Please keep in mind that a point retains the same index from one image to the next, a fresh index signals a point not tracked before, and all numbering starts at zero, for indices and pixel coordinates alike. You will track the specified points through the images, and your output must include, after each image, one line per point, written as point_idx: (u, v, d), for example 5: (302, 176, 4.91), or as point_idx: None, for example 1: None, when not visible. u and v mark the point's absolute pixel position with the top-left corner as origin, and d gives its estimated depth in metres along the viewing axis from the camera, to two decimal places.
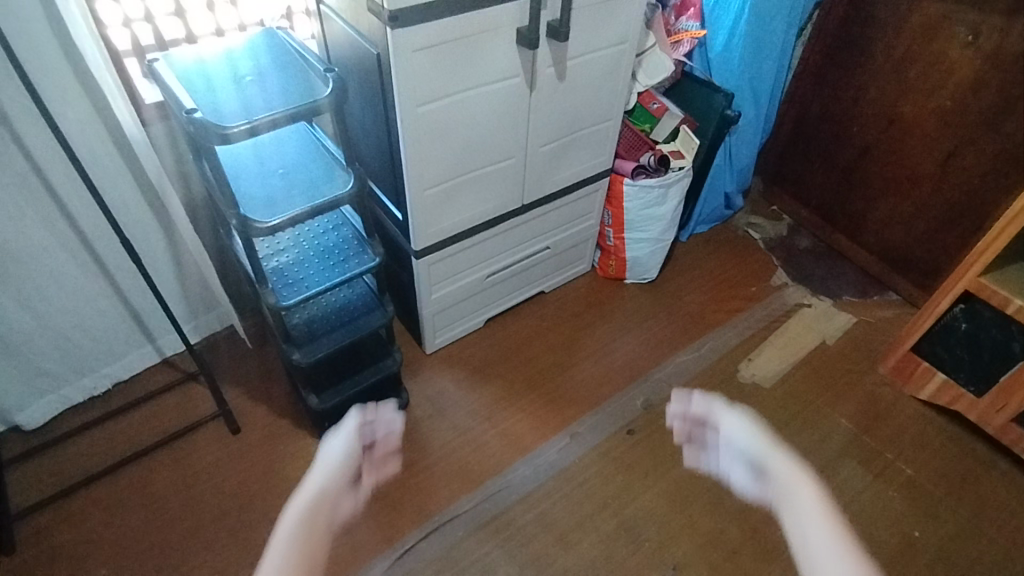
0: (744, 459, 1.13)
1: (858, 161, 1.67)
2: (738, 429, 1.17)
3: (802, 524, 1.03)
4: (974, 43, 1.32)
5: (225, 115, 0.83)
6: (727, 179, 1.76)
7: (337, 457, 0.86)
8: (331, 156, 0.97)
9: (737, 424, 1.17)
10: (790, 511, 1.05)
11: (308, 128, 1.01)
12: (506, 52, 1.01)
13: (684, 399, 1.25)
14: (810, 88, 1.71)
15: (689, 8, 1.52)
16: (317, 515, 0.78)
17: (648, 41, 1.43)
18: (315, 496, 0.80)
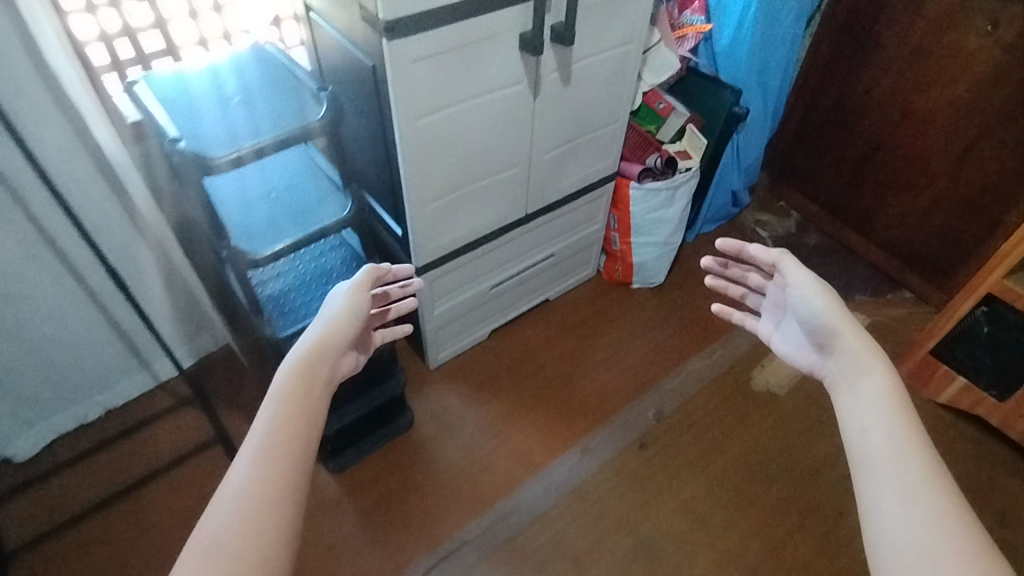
0: (796, 335, 0.86)
1: (869, 156, 1.62)
2: (811, 283, 0.81)
3: (871, 406, 0.69)
4: (993, 32, 1.27)
5: (211, 141, 0.78)
6: (734, 177, 1.71)
7: (343, 311, 0.74)
8: (326, 178, 0.92)
9: (812, 282, 0.81)
10: (863, 389, 0.71)
11: (305, 148, 0.96)
12: (509, 59, 0.96)
13: (725, 244, 0.92)
14: (818, 81, 1.65)
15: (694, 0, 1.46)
16: (311, 371, 0.66)
17: (654, 38, 1.37)
18: (316, 350, 0.68)
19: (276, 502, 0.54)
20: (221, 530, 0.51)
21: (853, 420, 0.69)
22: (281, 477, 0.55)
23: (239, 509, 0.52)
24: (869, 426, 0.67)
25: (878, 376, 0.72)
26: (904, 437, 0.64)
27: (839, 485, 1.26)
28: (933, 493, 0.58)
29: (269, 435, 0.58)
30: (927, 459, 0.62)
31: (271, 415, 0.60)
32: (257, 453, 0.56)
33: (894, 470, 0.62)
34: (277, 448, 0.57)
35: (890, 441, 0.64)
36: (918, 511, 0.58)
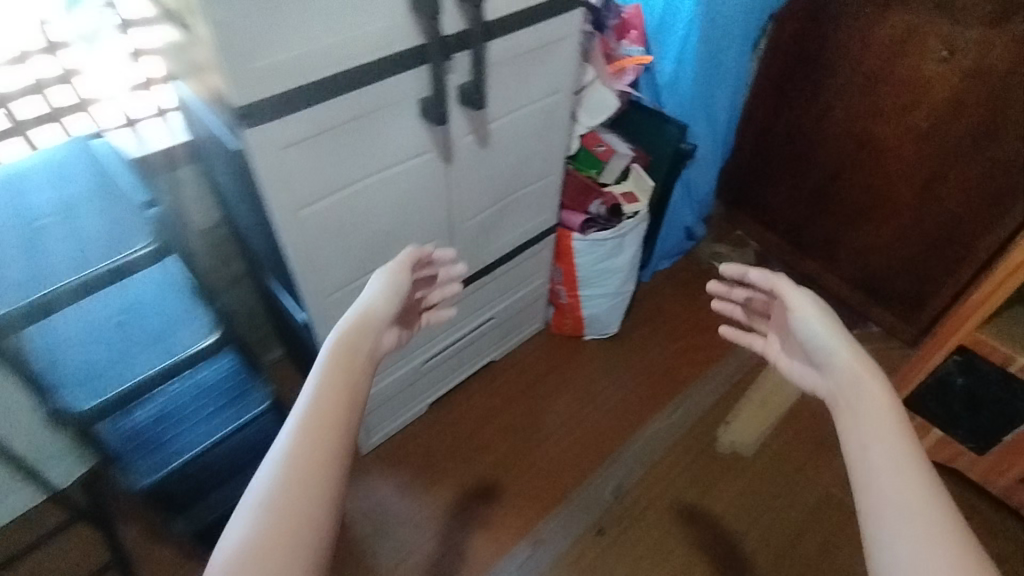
0: (800, 358, 0.72)
1: (826, 185, 1.52)
2: (806, 302, 0.71)
3: (871, 428, 0.58)
4: (950, 59, 1.18)
5: (34, 277, 0.65)
6: (687, 213, 1.60)
7: (385, 288, 0.70)
8: (191, 293, 0.78)
9: (807, 301, 0.70)
10: (863, 409, 0.60)
11: (165, 267, 0.81)
12: (409, 129, 0.81)
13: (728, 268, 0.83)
14: (769, 108, 1.56)
15: (631, 30, 1.35)
16: (352, 352, 0.61)
17: (587, 76, 1.26)
18: (359, 325, 0.65)
19: (310, 487, 0.51)
20: (249, 513, 0.49)
21: (856, 427, 0.59)
22: (314, 467, 0.52)
23: (273, 492, 0.50)
24: (876, 445, 0.56)
25: (877, 402, 0.60)
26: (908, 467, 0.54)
27: (816, 561, 1.15)
28: (940, 532, 0.49)
29: (309, 416, 0.54)
30: (933, 495, 0.52)
31: (315, 392, 0.56)
32: (293, 433, 0.53)
33: (899, 504, 0.52)
34: (311, 430, 0.53)
35: (897, 470, 0.54)
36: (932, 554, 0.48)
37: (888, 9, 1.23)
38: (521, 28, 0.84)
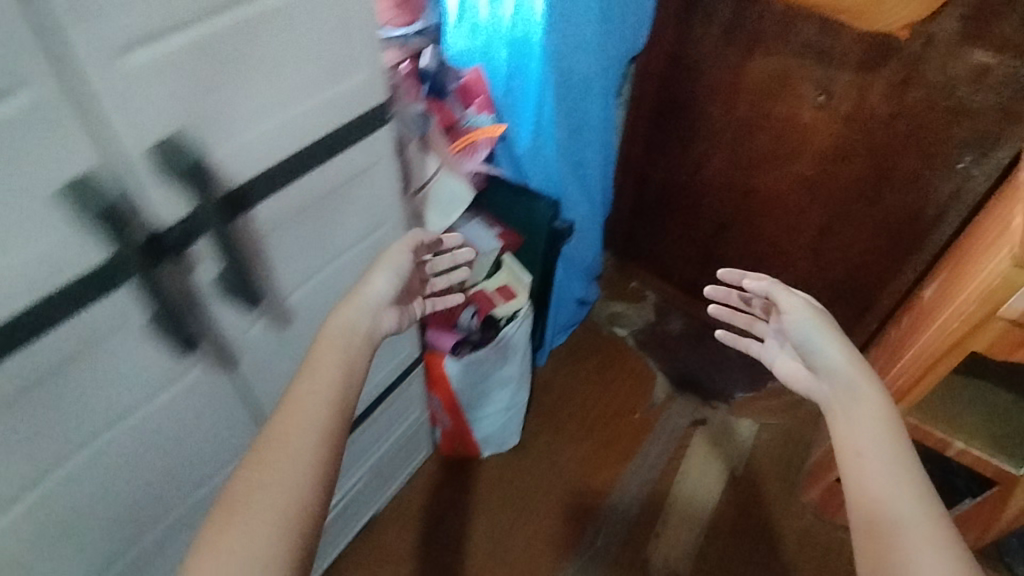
0: (796, 361, 0.78)
1: (716, 234, 1.39)
2: (811, 312, 0.77)
3: (866, 418, 0.66)
4: (827, 104, 1.06)
5: None
6: (575, 284, 1.41)
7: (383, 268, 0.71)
8: None
9: (807, 309, 0.77)
10: (858, 414, 0.66)
11: None
12: (140, 359, 0.55)
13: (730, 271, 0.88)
14: (644, 157, 1.40)
15: (477, 96, 1.12)
16: (342, 341, 0.63)
17: (428, 169, 1.02)
18: (360, 303, 0.67)
19: (282, 473, 0.52)
20: (225, 498, 0.51)
21: (842, 398, 0.69)
22: (293, 467, 0.52)
23: (247, 476, 0.52)
24: (863, 423, 0.65)
25: (865, 392, 0.68)
26: (890, 453, 0.62)
27: None
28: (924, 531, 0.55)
29: (289, 407, 0.56)
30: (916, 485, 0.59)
31: (297, 386, 0.58)
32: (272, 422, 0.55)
33: (881, 483, 0.60)
34: (291, 423, 0.55)
35: (878, 451, 0.62)
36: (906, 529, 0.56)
37: (752, 51, 1.09)
38: (287, 185, 0.59)
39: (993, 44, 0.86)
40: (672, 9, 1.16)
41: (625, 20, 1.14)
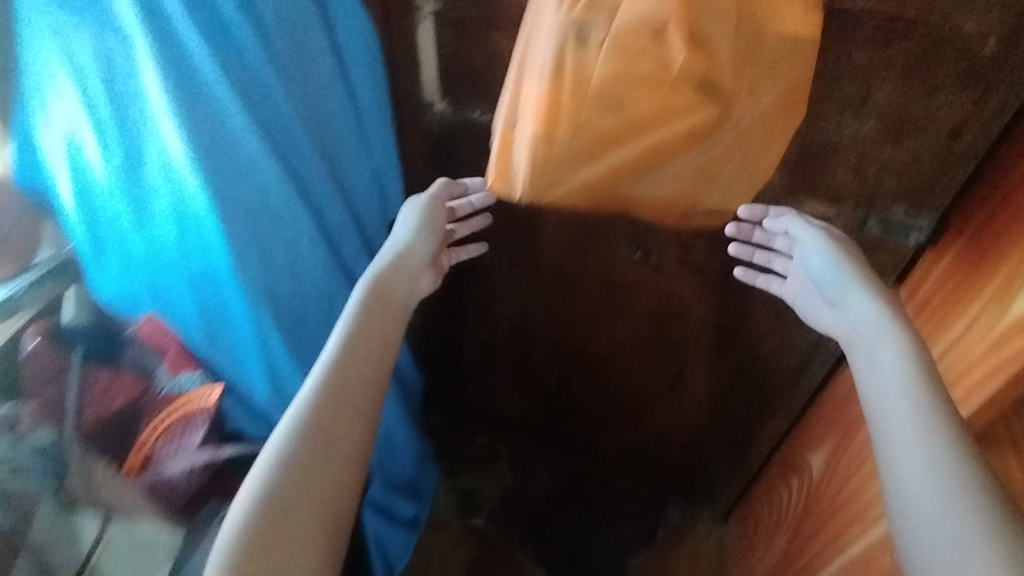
0: (817, 293, 0.62)
1: (558, 390, 1.13)
2: (828, 247, 0.60)
3: (891, 364, 0.49)
4: (648, 260, 0.83)
5: None
6: (403, 504, 1.03)
7: (418, 227, 0.69)
8: None
9: (825, 241, 0.61)
10: (876, 356, 0.51)
11: None
12: None
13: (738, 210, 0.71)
14: (448, 319, 1.10)
15: (165, 347, 0.76)
16: (379, 308, 0.60)
17: (82, 540, 0.64)
18: (399, 262, 0.65)
19: (333, 445, 0.49)
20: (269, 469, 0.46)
21: (859, 339, 0.54)
22: (336, 447, 0.49)
23: (292, 448, 0.48)
24: (888, 360, 0.50)
25: (889, 336, 0.51)
26: (920, 396, 0.46)
27: None
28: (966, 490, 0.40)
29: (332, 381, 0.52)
30: (962, 433, 0.44)
31: (338, 355, 0.55)
32: (315, 393, 0.51)
33: (910, 427, 0.45)
34: (333, 397, 0.51)
35: (902, 391, 0.47)
36: (937, 485, 0.41)
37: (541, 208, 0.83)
38: None
39: (825, 195, 0.66)
40: (425, 164, 0.86)
41: (365, 197, 0.80)
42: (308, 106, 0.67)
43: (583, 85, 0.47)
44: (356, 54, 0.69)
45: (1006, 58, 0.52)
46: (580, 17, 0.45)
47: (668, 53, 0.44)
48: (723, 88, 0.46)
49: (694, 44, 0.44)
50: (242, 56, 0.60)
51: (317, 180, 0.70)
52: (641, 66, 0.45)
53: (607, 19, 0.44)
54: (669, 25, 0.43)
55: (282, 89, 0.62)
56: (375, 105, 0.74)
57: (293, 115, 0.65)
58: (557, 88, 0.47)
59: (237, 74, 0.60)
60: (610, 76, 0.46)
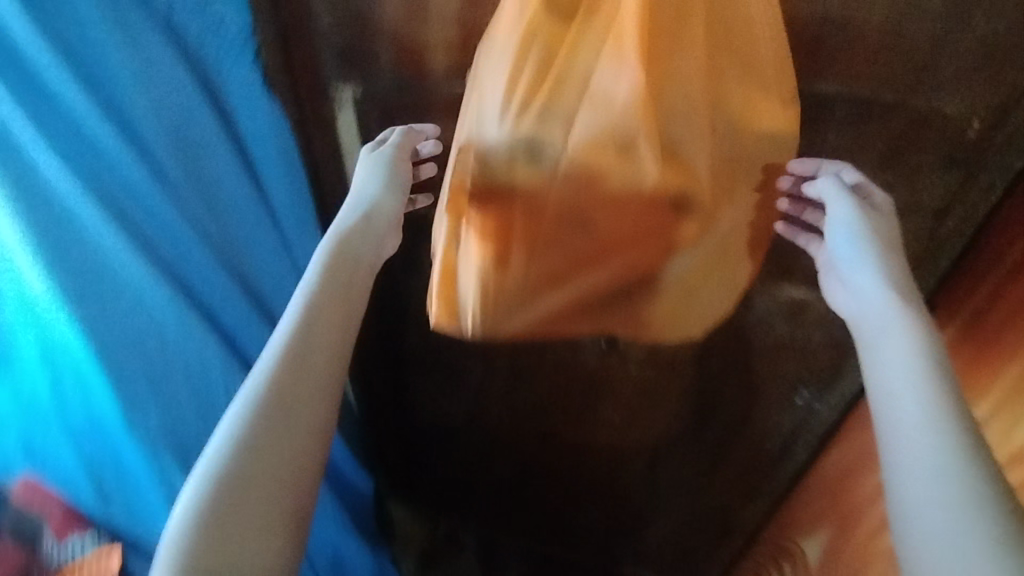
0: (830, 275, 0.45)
1: (523, 480, 1.02)
2: (863, 215, 0.43)
3: (901, 362, 0.35)
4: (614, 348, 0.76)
5: None
6: None
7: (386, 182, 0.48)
8: None
9: (854, 200, 0.44)
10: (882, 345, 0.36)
11: None
12: None
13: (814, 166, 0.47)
14: (397, 414, 0.99)
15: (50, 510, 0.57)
16: (351, 265, 0.43)
17: None
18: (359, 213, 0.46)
19: (292, 441, 0.35)
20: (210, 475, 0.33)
21: (866, 319, 0.39)
22: (296, 437, 0.35)
23: (248, 437, 0.34)
24: (896, 343, 0.36)
25: (903, 328, 0.36)
26: (930, 393, 0.33)
27: None
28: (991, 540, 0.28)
29: (293, 352, 0.38)
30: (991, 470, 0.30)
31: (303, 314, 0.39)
32: (272, 371, 0.37)
33: (916, 441, 0.32)
34: (297, 379, 0.37)
35: (907, 385, 0.34)
36: (936, 526, 0.29)
37: None
38: None
39: (804, 279, 0.61)
40: None
41: None
42: (210, 215, 0.57)
43: (537, 206, 0.39)
44: (270, 155, 0.59)
45: (992, 141, 0.47)
46: (529, 132, 0.37)
47: (639, 169, 0.37)
48: (702, 202, 0.40)
49: (663, 157, 0.37)
50: (110, 163, 0.50)
51: (226, 299, 0.60)
52: (606, 185, 0.38)
53: (563, 133, 0.37)
54: (639, 138, 0.36)
55: (169, 201, 0.53)
56: (299, 212, 0.64)
57: (188, 230, 0.54)
58: (505, 211, 0.40)
59: (106, 184, 0.50)
60: (566, 196, 0.38)
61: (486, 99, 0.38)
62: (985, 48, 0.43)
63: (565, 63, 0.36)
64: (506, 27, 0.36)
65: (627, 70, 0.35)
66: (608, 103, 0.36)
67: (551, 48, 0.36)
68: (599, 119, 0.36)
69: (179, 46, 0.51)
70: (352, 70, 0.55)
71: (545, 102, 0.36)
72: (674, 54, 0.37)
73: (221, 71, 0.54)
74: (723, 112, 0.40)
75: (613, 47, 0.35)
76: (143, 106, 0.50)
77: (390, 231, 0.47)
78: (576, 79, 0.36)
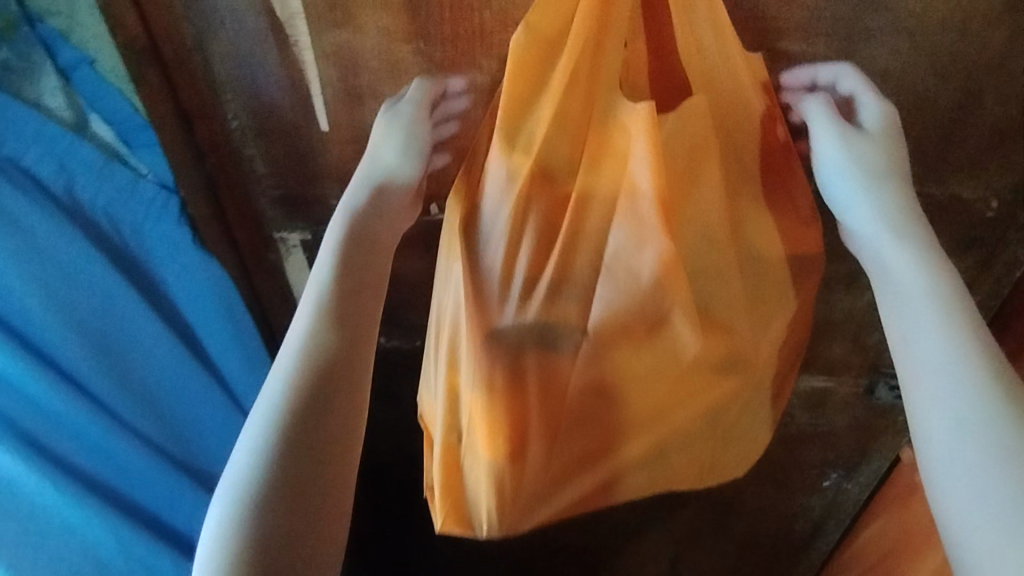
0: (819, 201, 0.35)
1: None
2: (852, 137, 0.33)
3: (911, 298, 0.30)
4: None
5: None
6: None
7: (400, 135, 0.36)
8: None
9: (836, 122, 0.33)
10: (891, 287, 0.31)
11: None
12: None
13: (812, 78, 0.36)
14: None
15: None
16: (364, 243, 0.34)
17: None
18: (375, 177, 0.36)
19: (327, 444, 0.29)
20: (233, 508, 0.27)
21: (860, 253, 0.33)
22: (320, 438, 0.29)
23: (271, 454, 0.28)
24: (918, 302, 0.30)
25: (900, 249, 0.31)
26: (968, 357, 0.28)
27: None
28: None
29: (319, 352, 0.31)
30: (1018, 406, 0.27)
31: (328, 302, 0.32)
32: (295, 371, 0.30)
33: (949, 409, 0.27)
34: (325, 376, 0.30)
35: (936, 345, 0.29)
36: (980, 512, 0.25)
37: None
38: None
39: (824, 367, 0.56)
40: None
41: None
42: (146, 406, 0.47)
43: (558, 394, 0.34)
44: (209, 316, 0.49)
45: (1011, 219, 0.44)
46: (543, 317, 0.33)
47: (677, 344, 0.33)
48: (743, 359, 0.35)
49: (701, 325, 0.33)
50: (18, 388, 0.42)
51: (185, 510, 0.49)
52: (640, 364, 0.33)
53: (580, 315, 0.33)
54: (675, 314, 0.32)
55: (94, 403, 0.44)
56: (251, 373, 0.52)
57: (120, 431, 0.45)
58: (524, 404, 0.34)
59: (13, 414, 0.42)
60: (594, 380, 0.34)
61: (484, 287, 0.32)
62: (995, 133, 0.40)
63: (574, 234, 0.31)
64: (493, 209, 0.31)
65: (651, 244, 0.30)
66: (632, 278, 0.31)
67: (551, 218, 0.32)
68: (626, 299, 0.32)
69: (82, 222, 0.43)
70: (298, 216, 0.48)
71: (557, 282, 0.32)
72: (691, 197, 0.31)
73: (141, 237, 0.46)
74: (748, 251, 0.35)
75: (628, 212, 0.30)
76: (55, 321, 0.42)
77: (404, 201, 0.36)
78: (586, 251, 0.32)
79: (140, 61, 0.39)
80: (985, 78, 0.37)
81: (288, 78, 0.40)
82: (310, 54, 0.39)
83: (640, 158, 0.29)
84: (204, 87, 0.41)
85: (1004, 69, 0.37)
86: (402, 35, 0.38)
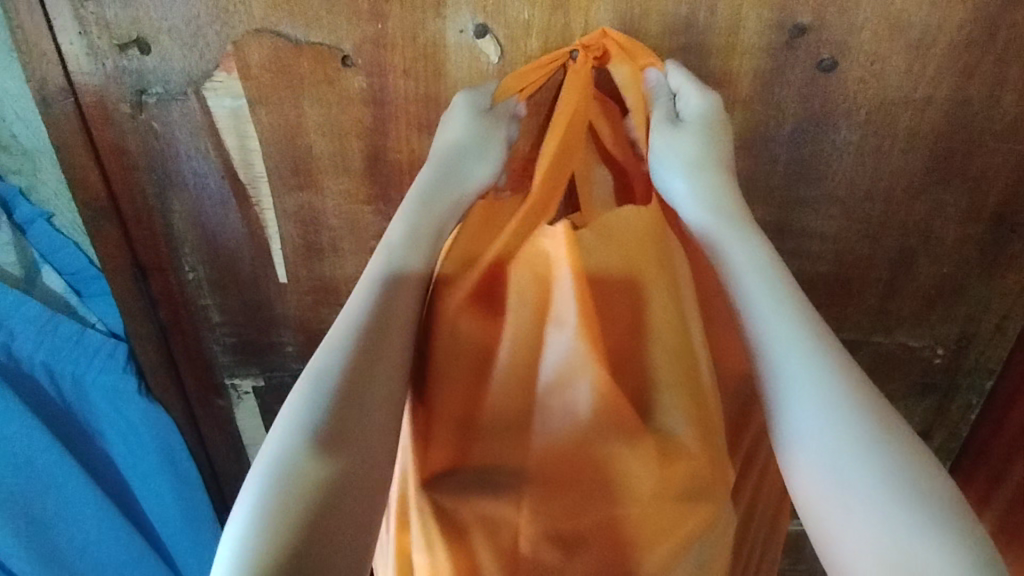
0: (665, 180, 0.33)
1: None
2: (678, 127, 0.33)
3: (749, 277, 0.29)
4: None
5: None
6: None
7: (479, 152, 0.34)
8: None
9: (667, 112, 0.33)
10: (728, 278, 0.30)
11: None
12: None
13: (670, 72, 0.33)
14: None
15: None
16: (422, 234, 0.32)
17: None
18: (450, 189, 0.33)
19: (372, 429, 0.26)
20: (274, 483, 0.24)
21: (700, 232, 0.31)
22: (363, 423, 0.26)
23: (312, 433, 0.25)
24: (755, 302, 0.28)
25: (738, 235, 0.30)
26: (809, 351, 0.27)
27: None
28: (872, 468, 0.24)
29: (369, 334, 0.28)
30: (850, 382, 0.26)
31: (384, 288, 0.30)
32: (346, 353, 0.27)
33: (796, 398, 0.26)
34: (373, 358, 0.27)
35: (783, 352, 0.27)
36: (869, 528, 0.23)
37: None
38: None
39: None
40: None
41: None
42: None
43: (508, 549, 0.28)
44: (155, 484, 0.48)
45: (959, 367, 0.44)
46: (483, 462, 0.30)
47: (630, 484, 0.28)
48: (719, 494, 0.29)
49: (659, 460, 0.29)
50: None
51: None
52: (595, 509, 0.28)
53: (520, 449, 0.30)
54: (622, 452, 0.28)
55: None
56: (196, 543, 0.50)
57: None
58: (473, 574, 0.28)
59: None
60: (546, 532, 0.28)
61: (432, 428, 0.31)
62: (931, 289, 0.41)
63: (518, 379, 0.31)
64: (440, 349, 0.31)
65: (583, 378, 0.30)
66: (569, 412, 0.30)
67: (490, 347, 0.31)
68: (566, 439, 0.29)
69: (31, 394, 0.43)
70: (251, 362, 0.46)
71: (498, 424, 0.30)
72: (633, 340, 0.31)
73: (82, 391, 0.44)
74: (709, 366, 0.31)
75: (558, 342, 0.30)
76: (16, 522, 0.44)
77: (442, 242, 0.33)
78: (518, 390, 0.30)
79: (97, 219, 0.39)
80: (915, 242, 0.40)
81: (248, 234, 0.40)
82: (271, 213, 0.40)
83: (564, 286, 0.30)
84: (162, 236, 0.40)
85: (931, 231, 0.39)
86: (362, 196, 0.39)
